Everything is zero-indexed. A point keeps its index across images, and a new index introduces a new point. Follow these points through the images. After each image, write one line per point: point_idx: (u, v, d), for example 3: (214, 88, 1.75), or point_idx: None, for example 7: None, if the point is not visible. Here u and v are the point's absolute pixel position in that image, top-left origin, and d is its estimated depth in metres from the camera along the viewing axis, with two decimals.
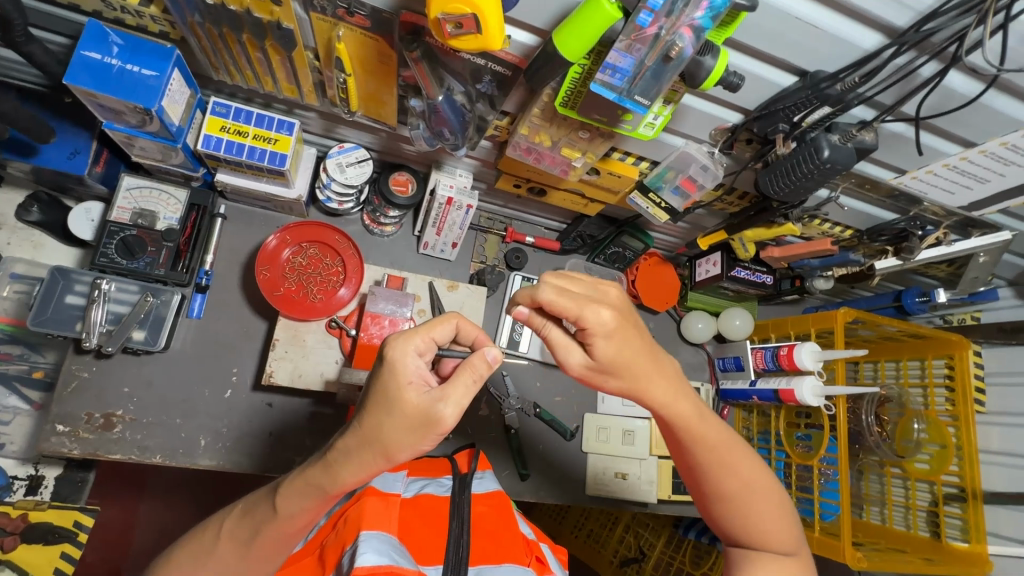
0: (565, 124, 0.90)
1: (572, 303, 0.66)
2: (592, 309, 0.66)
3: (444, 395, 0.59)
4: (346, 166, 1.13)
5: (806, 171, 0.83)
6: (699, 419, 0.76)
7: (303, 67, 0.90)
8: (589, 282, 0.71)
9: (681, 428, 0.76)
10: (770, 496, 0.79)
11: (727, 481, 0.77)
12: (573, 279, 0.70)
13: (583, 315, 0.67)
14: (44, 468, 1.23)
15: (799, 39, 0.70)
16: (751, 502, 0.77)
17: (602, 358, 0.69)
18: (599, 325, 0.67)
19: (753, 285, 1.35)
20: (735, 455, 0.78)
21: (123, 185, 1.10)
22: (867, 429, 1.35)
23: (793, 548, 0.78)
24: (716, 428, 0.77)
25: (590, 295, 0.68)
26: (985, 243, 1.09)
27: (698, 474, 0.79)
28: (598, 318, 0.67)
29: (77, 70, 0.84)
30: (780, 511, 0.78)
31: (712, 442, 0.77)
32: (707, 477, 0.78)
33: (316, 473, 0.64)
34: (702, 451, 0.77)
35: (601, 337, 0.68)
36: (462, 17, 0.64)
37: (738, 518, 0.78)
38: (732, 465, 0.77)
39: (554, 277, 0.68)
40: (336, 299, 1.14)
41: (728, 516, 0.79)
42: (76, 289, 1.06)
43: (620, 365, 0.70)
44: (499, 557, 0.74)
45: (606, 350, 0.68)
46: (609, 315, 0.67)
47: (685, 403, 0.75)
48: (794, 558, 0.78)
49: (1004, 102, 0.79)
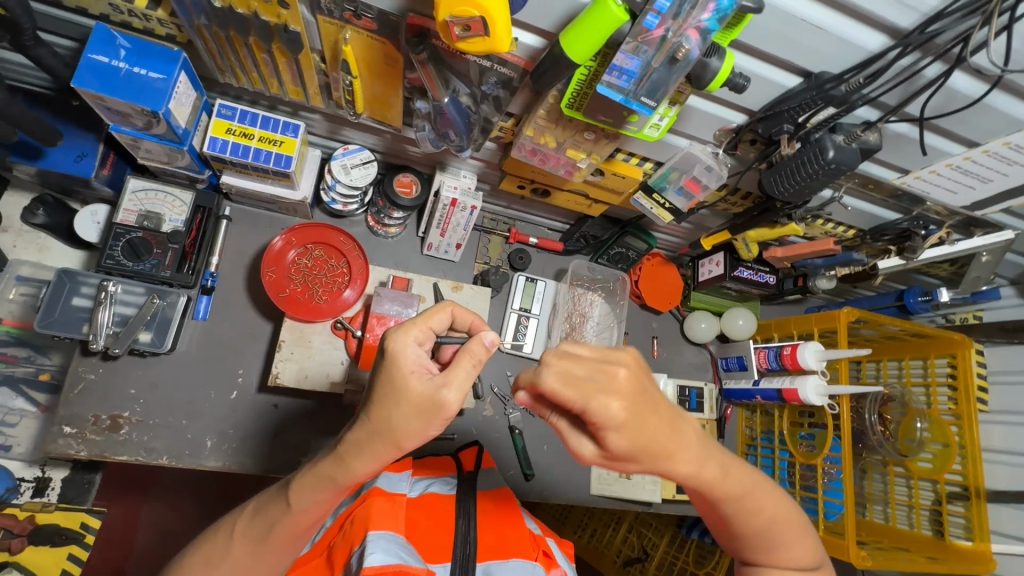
0: (570, 125, 0.90)
1: (575, 394, 0.55)
2: (599, 400, 0.54)
3: (446, 380, 0.59)
4: (351, 168, 1.14)
5: (810, 171, 0.83)
6: (724, 478, 0.69)
7: (309, 69, 0.90)
8: (595, 357, 0.57)
9: (707, 490, 0.69)
10: (793, 523, 0.77)
11: (753, 522, 0.74)
12: (578, 357, 0.57)
13: (588, 408, 0.55)
14: (51, 470, 1.23)
15: (804, 41, 0.71)
16: (777, 536, 0.75)
17: (616, 450, 0.58)
18: (607, 419, 0.55)
19: (756, 285, 1.36)
20: (761, 496, 0.74)
21: (129, 188, 1.11)
22: (870, 429, 1.37)
23: (815, 563, 0.78)
24: (740, 480, 0.71)
25: (597, 379, 0.55)
26: (988, 242, 1.10)
27: (723, 520, 0.75)
28: (605, 410, 0.55)
29: (85, 72, 0.84)
30: (802, 533, 0.77)
31: (739, 494, 0.71)
32: (733, 523, 0.74)
33: (327, 465, 0.64)
34: (728, 504, 0.72)
35: (611, 430, 0.56)
36: (470, 20, 0.65)
37: (763, 548, 0.76)
38: (758, 507, 0.73)
39: (557, 357, 0.57)
40: (342, 300, 1.15)
41: (752, 549, 0.76)
42: (82, 291, 1.07)
43: (639, 454, 0.58)
44: (506, 552, 0.74)
45: (620, 442, 0.57)
46: (619, 406, 0.55)
47: (712, 467, 0.67)
48: (817, 572, 0.79)
49: (1007, 102, 0.79)
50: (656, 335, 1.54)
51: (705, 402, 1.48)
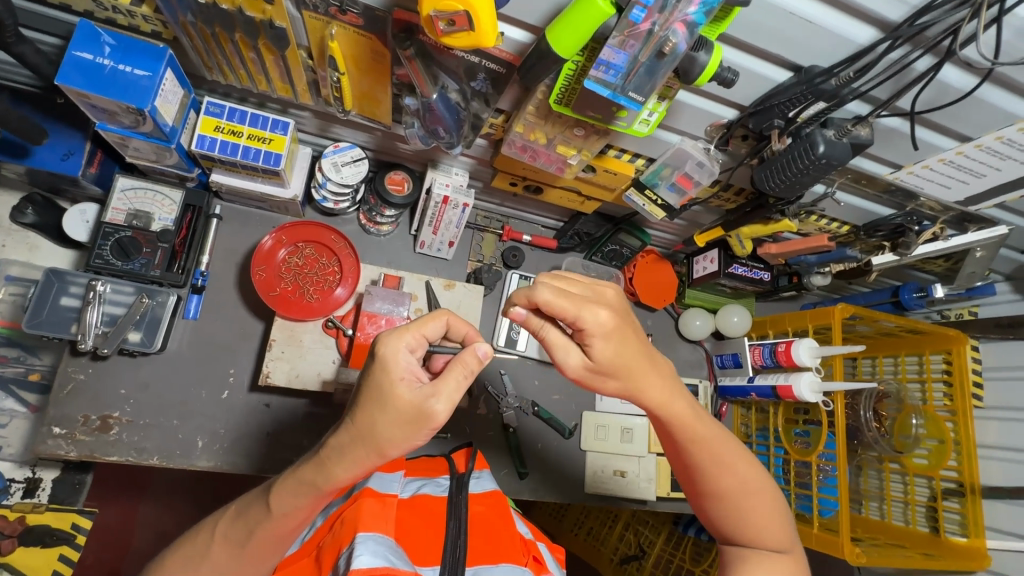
0: (560, 121, 0.89)
1: (570, 304, 0.67)
2: (589, 309, 0.68)
3: (437, 390, 0.59)
4: (341, 165, 1.13)
5: (802, 166, 0.83)
6: (695, 419, 0.76)
7: (297, 66, 0.89)
8: (585, 283, 0.72)
9: (676, 426, 0.77)
10: (766, 497, 0.79)
11: (723, 479, 0.78)
12: (571, 280, 0.71)
13: (581, 316, 0.67)
14: (41, 471, 1.23)
15: (793, 34, 0.70)
16: (746, 501, 0.78)
17: (600, 359, 0.70)
18: (597, 325, 0.68)
19: (750, 282, 1.36)
20: (731, 455, 0.79)
21: (118, 187, 1.10)
22: (866, 425, 1.35)
23: (785, 546, 0.78)
24: (709, 428, 0.78)
25: (587, 295, 0.69)
26: (983, 238, 1.08)
27: (694, 473, 0.79)
28: (595, 319, 0.68)
29: (69, 70, 0.84)
30: (775, 510, 0.79)
31: (707, 441, 0.77)
32: (703, 477, 0.78)
33: (310, 470, 0.64)
34: (697, 450, 0.77)
35: (598, 337, 0.69)
36: (454, 15, 0.64)
37: (733, 515, 0.78)
38: (729, 464, 0.78)
39: (551, 280, 0.69)
40: (333, 299, 1.14)
41: (721, 514, 0.79)
42: (71, 291, 1.06)
43: (618, 366, 0.71)
44: (496, 556, 0.74)
45: (604, 350, 0.69)
46: (606, 315, 0.68)
47: (680, 403, 0.76)
48: (786, 556, 0.78)
49: (999, 96, 0.79)
50: (651, 332, 1.54)
51: (700, 398, 1.48)
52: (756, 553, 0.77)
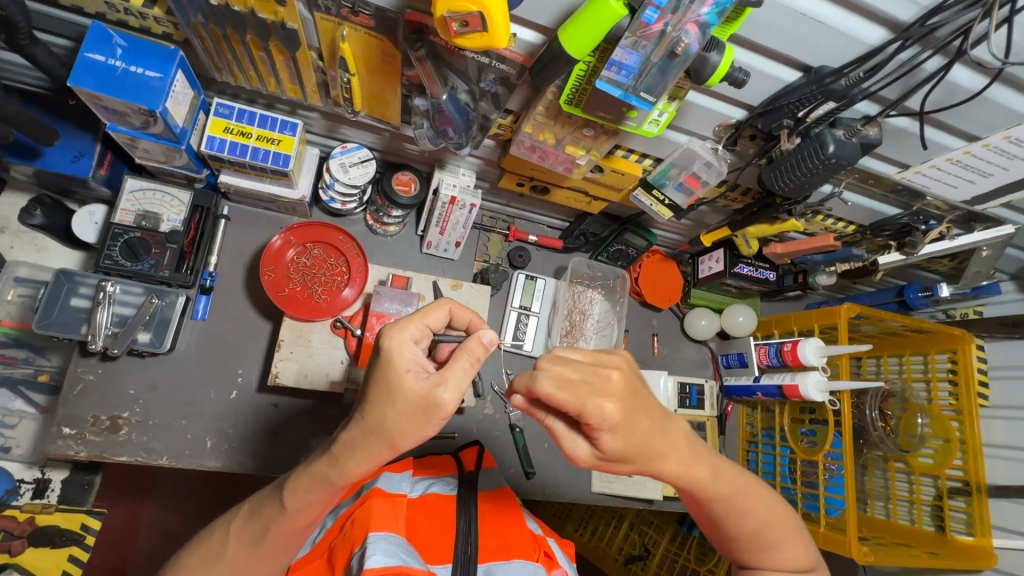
0: (569, 121, 0.90)
1: (571, 397, 0.60)
2: (593, 403, 0.59)
3: (443, 379, 0.59)
4: (349, 166, 1.14)
5: (810, 166, 0.83)
6: (715, 478, 0.71)
7: (307, 67, 0.90)
8: (588, 363, 0.62)
9: (698, 491, 0.71)
10: (785, 526, 0.78)
11: (746, 522, 0.76)
12: (571, 363, 0.62)
13: (585, 409, 0.60)
14: (50, 471, 1.23)
15: (804, 34, 0.70)
16: (769, 537, 0.77)
17: (609, 451, 0.62)
18: (602, 420, 0.60)
19: (756, 281, 1.36)
20: (751, 496, 0.76)
21: (127, 188, 1.10)
22: (871, 424, 1.36)
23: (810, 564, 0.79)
24: (731, 481, 0.73)
25: (590, 383, 0.61)
26: (988, 237, 1.10)
27: (715, 521, 0.76)
28: (600, 412, 0.60)
29: (81, 71, 0.84)
30: (794, 534, 0.79)
31: (730, 495, 0.73)
32: (725, 524, 0.76)
33: (323, 467, 0.64)
34: (721, 505, 0.74)
35: (605, 432, 0.61)
36: (468, 15, 0.65)
37: (757, 550, 0.77)
38: (750, 507, 0.75)
39: (550, 363, 0.62)
40: (341, 299, 1.15)
41: (744, 549, 0.78)
42: (80, 292, 1.07)
43: (633, 453, 0.63)
44: (507, 553, 0.74)
45: (614, 444, 0.62)
46: (612, 407, 0.60)
47: (702, 468, 0.69)
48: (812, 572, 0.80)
49: (1007, 96, 0.79)
50: (657, 332, 1.54)
51: (706, 398, 1.48)
52: None
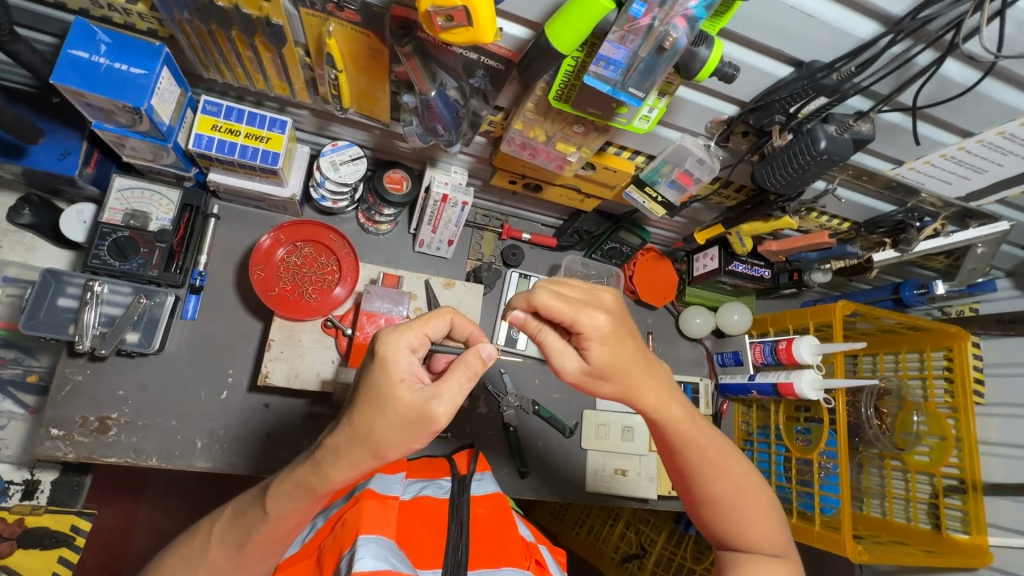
0: (559, 118, 0.89)
1: (569, 307, 0.67)
2: (587, 313, 0.68)
3: (438, 392, 0.59)
4: (340, 164, 1.13)
5: (802, 163, 0.82)
6: (689, 422, 0.76)
7: (294, 63, 0.88)
8: (582, 287, 0.71)
9: (672, 432, 0.76)
10: (763, 503, 0.78)
11: (719, 485, 0.77)
12: (568, 284, 0.71)
13: (578, 319, 0.67)
14: (40, 472, 1.21)
15: (796, 29, 0.69)
16: (742, 507, 0.77)
17: (597, 361, 0.69)
18: (594, 328, 0.67)
19: (751, 279, 1.35)
20: (725, 459, 0.77)
21: (115, 186, 1.09)
22: (867, 422, 1.34)
23: (781, 549, 0.77)
24: (705, 432, 0.77)
25: (585, 299, 0.69)
26: (984, 234, 1.08)
27: (689, 480, 0.78)
28: (593, 323, 0.67)
29: (64, 68, 0.83)
30: (769, 512, 0.78)
31: (703, 445, 0.76)
32: (697, 484, 0.78)
33: (306, 472, 0.63)
34: (692, 455, 0.76)
35: (595, 341, 0.68)
36: (453, 10, 0.64)
37: (728, 521, 0.77)
38: (724, 469, 0.77)
39: (550, 284, 0.70)
40: (332, 298, 1.14)
41: (716, 519, 0.78)
42: (68, 292, 1.06)
43: (616, 369, 0.70)
44: (498, 560, 0.73)
45: (602, 354, 0.69)
46: (603, 318, 0.68)
47: (675, 408, 0.75)
48: (784, 560, 0.77)
49: (1001, 91, 0.78)
50: (651, 331, 1.53)
51: (701, 397, 1.48)
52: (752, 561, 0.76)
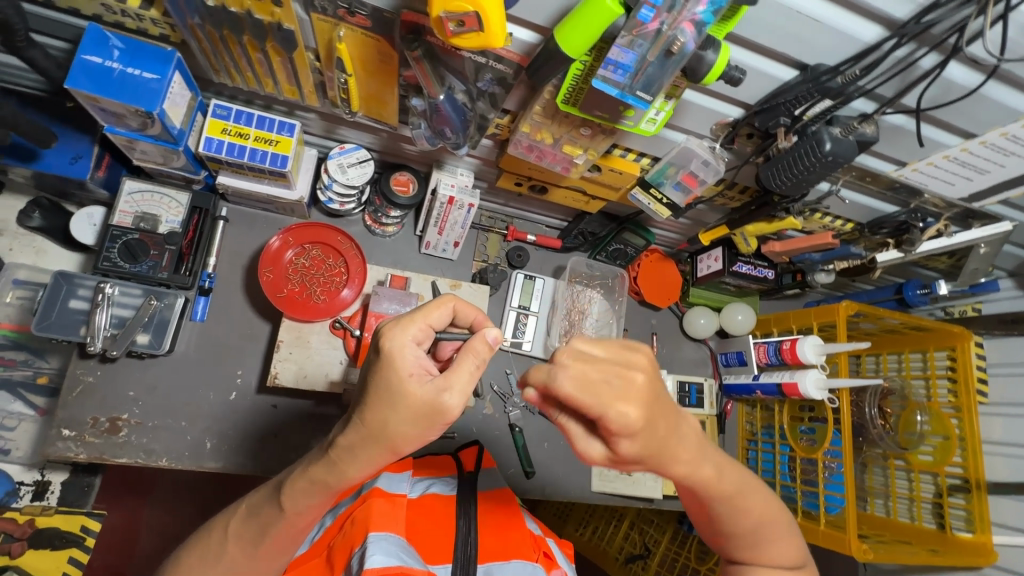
0: (566, 120, 0.90)
1: (593, 399, 0.55)
2: (616, 408, 0.54)
3: (448, 383, 0.59)
4: (347, 167, 1.14)
5: (807, 164, 0.83)
6: (719, 477, 0.70)
7: (304, 67, 0.90)
8: (611, 362, 0.57)
9: (701, 489, 0.70)
10: (781, 526, 0.78)
11: (744, 523, 0.74)
12: (593, 361, 0.56)
13: (606, 415, 0.55)
14: (50, 473, 1.24)
15: (800, 32, 0.70)
16: (764, 535, 0.76)
17: (627, 455, 0.58)
18: (624, 426, 0.55)
19: (754, 280, 1.36)
20: (750, 495, 0.74)
21: (125, 190, 1.10)
22: (870, 421, 1.36)
23: (801, 561, 0.79)
24: (733, 481, 0.72)
25: (612, 384, 0.55)
26: (986, 234, 1.10)
27: (714, 521, 0.75)
28: (622, 418, 0.55)
29: (78, 73, 0.84)
30: (786, 532, 0.78)
31: (732, 494, 0.72)
32: (723, 523, 0.75)
33: (320, 471, 0.64)
34: (720, 504, 0.72)
35: (625, 437, 0.56)
36: (464, 15, 0.65)
37: (749, 546, 0.77)
38: (750, 507, 0.74)
39: (570, 358, 0.56)
40: (339, 300, 1.15)
41: (737, 546, 0.77)
42: (80, 293, 1.07)
43: (647, 456, 0.59)
44: (507, 553, 0.74)
45: (632, 448, 0.57)
46: (636, 413, 0.54)
47: (707, 468, 0.68)
48: (801, 570, 0.79)
49: (1004, 93, 0.79)
50: (656, 332, 1.54)
51: (705, 397, 1.49)
52: None
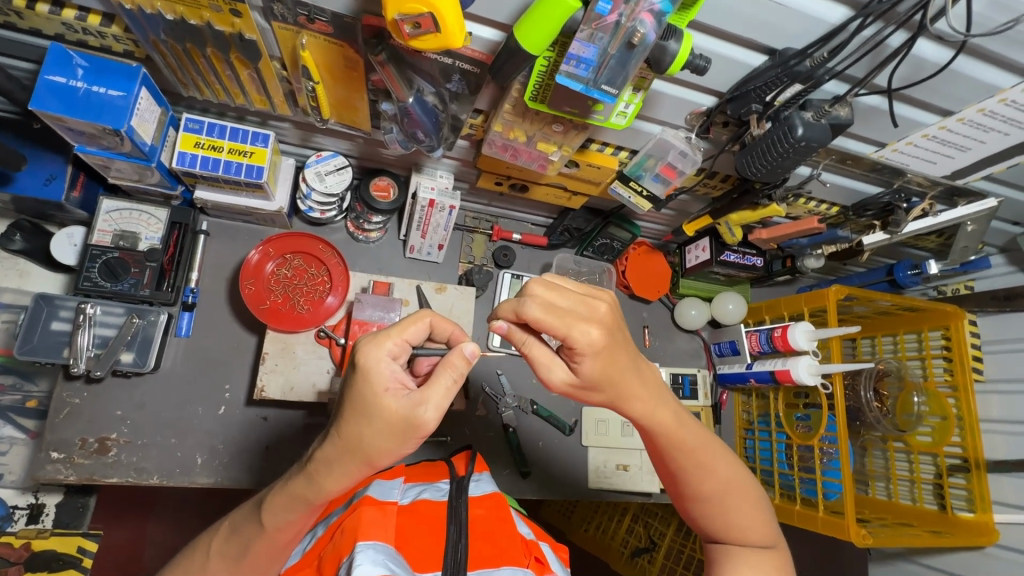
0: (538, 118, 0.89)
1: (558, 321, 0.62)
2: (579, 328, 0.62)
3: (424, 398, 0.58)
4: (325, 175, 1.13)
5: (782, 150, 0.82)
6: (679, 426, 0.73)
7: (271, 77, 0.89)
8: (577, 294, 0.65)
9: (660, 437, 0.74)
10: (750, 497, 0.78)
11: (706, 483, 0.76)
12: (562, 290, 0.64)
13: (570, 334, 0.62)
14: (44, 496, 1.23)
15: (764, 17, 0.69)
16: (730, 501, 0.77)
17: (587, 375, 0.65)
18: (587, 344, 0.62)
19: (744, 268, 1.35)
20: (714, 458, 0.77)
21: (102, 209, 1.09)
22: (867, 405, 1.33)
23: (770, 542, 0.78)
24: (695, 432, 0.75)
25: (577, 310, 0.63)
26: (972, 212, 1.06)
27: (677, 480, 0.78)
28: (586, 337, 0.62)
29: (44, 95, 0.83)
30: (756, 507, 0.78)
31: (691, 447, 0.75)
32: (685, 483, 0.77)
33: (300, 486, 0.64)
34: (681, 457, 0.75)
35: (587, 356, 0.63)
36: (420, 17, 0.64)
37: (717, 515, 0.77)
38: (713, 467, 0.76)
39: (541, 291, 0.64)
40: (324, 308, 1.14)
41: (705, 515, 0.78)
42: (61, 315, 1.06)
43: (606, 382, 0.67)
44: (497, 559, 0.73)
45: (592, 368, 0.65)
46: (598, 333, 0.62)
47: (664, 412, 0.72)
48: (773, 551, 0.78)
49: (976, 68, 0.77)
50: (647, 325, 1.53)
51: (699, 388, 1.48)
52: (739, 553, 0.77)
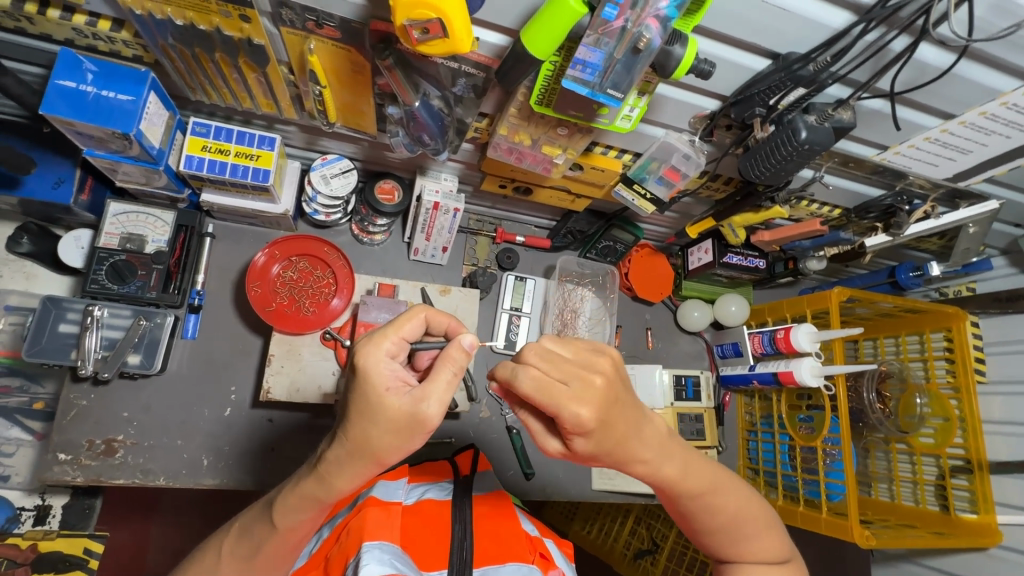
0: (543, 121, 0.89)
1: (546, 398, 0.60)
2: (568, 409, 0.59)
3: (426, 393, 0.59)
4: (331, 178, 1.13)
5: (785, 153, 0.83)
6: (685, 475, 0.71)
7: (279, 81, 0.89)
8: (573, 364, 0.62)
9: (668, 487, 0.72)
10: (761, 520, 0.78)
11: (717, 519, 0.75)
12: (555, 363, 0.61)
13: (560, 413, 0.60)
14: (50, 498, 1.24)
15: (768, 22, 0.70)
16: (742, 531, 0.76)
17: (581, 450, 0.63)
18: (577, 424, 0.60)
19: (747, 270, 1.35)
20: (724, 492, 0.75)
21: (109, 212, 1.10)
22: (869, 407, 1.35)
23: (785, 556, 0.79)
24: (702, 476, 0.73)
25: (569, 386, 0.60)
26: (973, 213, 1.07)
27: (688, 518, 0.77)
28: (575, 418, 0.59)
29: (55, 99, 0.84)
30: (767, 529, 0.78)
31: (701, 491, 0.73)
32: (696, 520, 0.76)
33: (310, 487, 0.64)
34: (691, 501, 0.74)
35: (578, 434, 0.61)
36: (428, 22, 0.64)
37: (728, 543, 0.77)
38: (723, 504, 0.75)
39: (532, 360, 0.61)
40: (329, 310, 1.15)
41: (719, 543, 0.78)
42: (68, 318, 1.07)
43: (604, 452, 0.64)
44: (502, 557, 0.74)
45: (586, 444, 0.62)
46: (588, 414, 0.59)
47: (669, 466, 0.70)
48: (787, 565, 0.79)
49: (977, 71, 0.78)
50: (650, 326, 1.54)
51: (702, 390, 1.47)
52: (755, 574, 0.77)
